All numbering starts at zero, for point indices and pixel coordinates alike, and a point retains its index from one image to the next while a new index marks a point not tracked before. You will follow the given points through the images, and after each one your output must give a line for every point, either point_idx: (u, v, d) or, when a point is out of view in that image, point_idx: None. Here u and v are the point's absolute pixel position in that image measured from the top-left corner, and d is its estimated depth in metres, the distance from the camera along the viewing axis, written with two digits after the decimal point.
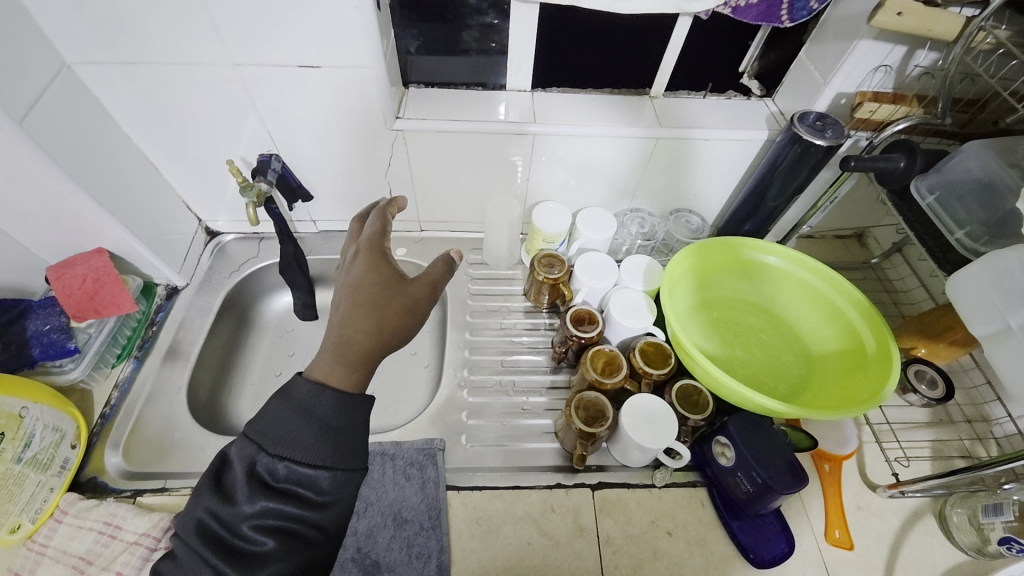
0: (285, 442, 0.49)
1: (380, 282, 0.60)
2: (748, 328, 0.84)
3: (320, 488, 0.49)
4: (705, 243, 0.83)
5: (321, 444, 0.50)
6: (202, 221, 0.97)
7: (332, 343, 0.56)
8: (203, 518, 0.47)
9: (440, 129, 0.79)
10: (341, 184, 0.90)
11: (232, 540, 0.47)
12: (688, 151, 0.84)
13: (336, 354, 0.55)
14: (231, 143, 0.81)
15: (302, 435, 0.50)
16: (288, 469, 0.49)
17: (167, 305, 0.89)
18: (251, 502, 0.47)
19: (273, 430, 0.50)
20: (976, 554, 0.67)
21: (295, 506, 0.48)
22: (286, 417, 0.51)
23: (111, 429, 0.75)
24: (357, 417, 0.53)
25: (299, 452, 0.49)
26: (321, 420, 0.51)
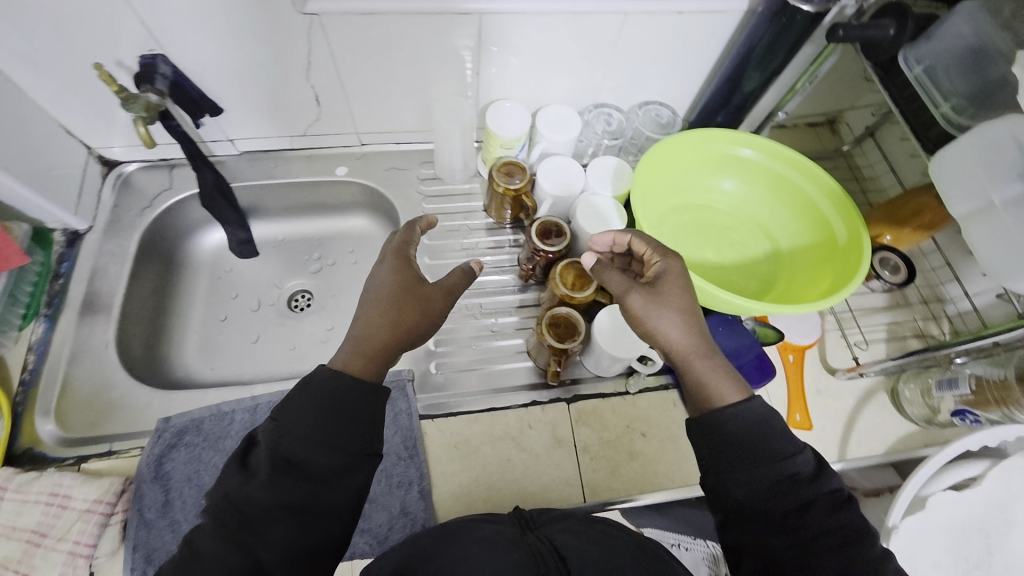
0: (300, 427, 0.46)
1: (402, 283, 0.57)
2: (720, 228, 0.81)
3: (332, 472, 0.46)
4: (675, 138, 0.76)
5: (327, 431, 0.46)
6: (93, 149, 0.80)
7: (355, 335, 0.53)
8: (221, 499, 0.45)
9: (364, 11, 0.64)
10: (254, 92, 0.75)
11: (244, 527, 0.43)
12: (659, 29, 0.73)
13: (356, 344, 0.53)
14: (98, 42, 0.64)
15: (308, 420, 0.46)
16: (302, 455, 0.45)
17: (72, 253, 0.76)
18: (261, 485, 0.44)
19: (282, 412, 0.47)
20: (926, 424, 0.72)
21: (303, 491, 0.44)
22: (294, 401, 0.47)
23: (37, 396, 0.67)
24: (373, 407, 0.48)
25: (308, 437, 0.46)
26: (335, 401, 0.47)
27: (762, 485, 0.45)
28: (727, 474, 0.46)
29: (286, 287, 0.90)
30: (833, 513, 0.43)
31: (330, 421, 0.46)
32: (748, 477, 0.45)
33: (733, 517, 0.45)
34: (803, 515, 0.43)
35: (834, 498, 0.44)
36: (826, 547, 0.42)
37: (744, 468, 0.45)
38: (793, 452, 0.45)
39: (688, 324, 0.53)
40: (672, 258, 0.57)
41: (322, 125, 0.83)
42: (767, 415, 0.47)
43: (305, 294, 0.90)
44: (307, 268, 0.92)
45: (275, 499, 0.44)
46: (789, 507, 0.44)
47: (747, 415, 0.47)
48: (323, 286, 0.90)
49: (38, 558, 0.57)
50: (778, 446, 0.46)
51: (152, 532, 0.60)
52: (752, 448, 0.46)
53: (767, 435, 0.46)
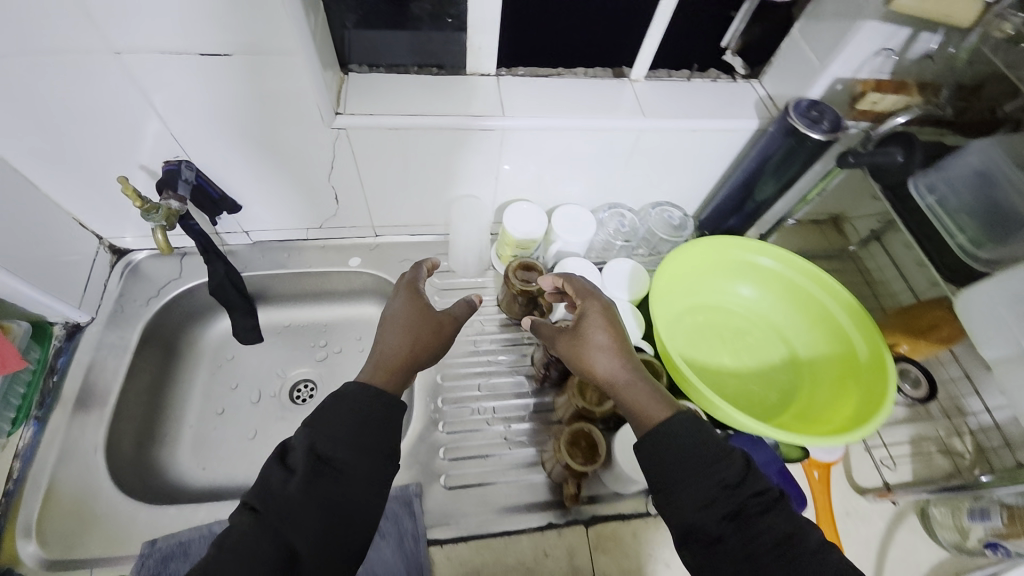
0: (337, 434, 0.50)
1: (411, 306, 0.62)
2: (736, 331, 0.80)
3: (363, 478, 0.50)
4: (691, 244, 0.77)
5: (362, 438, 0.50)
6: (104, 238, 0.79)
7: (380, 351, 0.59)
8: (262, 494, 0.48)
9: (391, 125, 0.66)
10: (274, 190, 0.75)
11: (284, 521, 0.46)
12: (674, 143, 0.76)
13: (378, 359, 0.58)
14: (126, 148, 0.65)
15: (345, 426, 0.50)
16: (338, 458, 0.49)
17: (70, 347, 0.73)
18: (304, 482, 0.48)
19: (327, 416, 0.51)
20: (957, 551, 0.68)
21: (341, 488, 0.49)
22: (336, 408, 0.51)
23: (18, 508, 0.62)
24: (396, 420, 0.53)
25: (348, 443, 0.50)
26: (365, 413, 0.51)
27: (703, 500, 0.48)
28: (665, 492, 0.49)
29: (289, 376, 0.87)
30: (763, 515, 0.47)
31: (369, 428, 0.51)
32: (682, 492, 0.48)
33: (688, 536, 0.48)
34: (739, 522, 0.47)
35: (762, 500, 0.48)
36: (765, 552, 0.46)
37: (678, 484, 0.49)
38: (728, 464, 0.49)
39: (613, 359, 0.57)
40: (591, 298, 0.62)
41: (339, 219, 0.83)
42: (696, 430, 0.51)
43: (308, 384, 0.86)
44: (312, 356, 0.89)
45: (311, 497, 0.47)
46: (718, 515, 0.47)
47: (676, 437, 0.50)
48: (328, 376, 0.88)
49: None
50: (707, 461, 0.49)
51: None
52: (686, 465, 0.49)
53: (700, 449, 0.50)
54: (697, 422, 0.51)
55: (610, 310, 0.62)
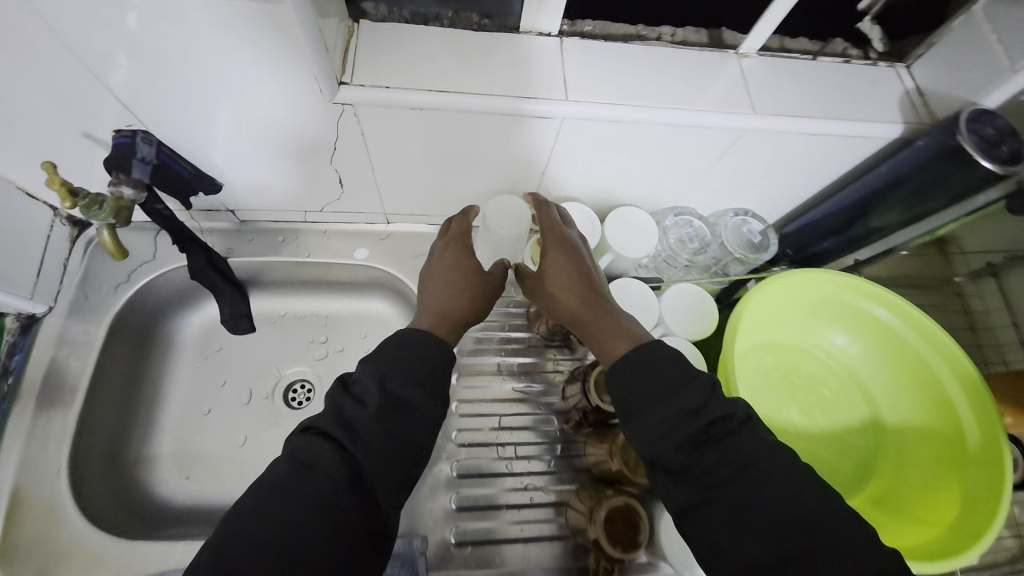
0: (406, 368, 0.45)
1: (450, 256, 0.57)
2: (810, 379, 0.68)
3: (427, 424, 0.44)
4: (778, 278, 0.63)
5: (431, 376, 0.46)
6: (60, 209, 0.65)
7: (435, 301, 0.54)
8: (326, 423, 0.42)
9: (415, 105, 0.49)
10: (260, 167, 0.59)
11: (352, 448, 0.40)
12: (781, 148, 0.58)
13: (435, 307, 0.53)
14: (61, 115, 0.49)
15: (413, 360, 0.46)
16: (407, 393, 0.44)
17: (25, 343, 0.63)
18: (376, 409, 0.42)
19: (394, 350, 0.46)
20: None
21: (408, 426, 0.43)
22: (403, 341, 0.47)
23: None
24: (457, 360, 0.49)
25: (419, 376, 0.45)
26: (429, 347, 0.47)
27: (662, 428, 0.41)
28: (636, 423, 0.42)
29: (284, 374, 0.76)
30: (731, 440, 0.40)
31: (436, 366, 0.46)
32: (654, 418, 0.42)
33: (651, 467, 0.42)
34: (701, 449, 0.40)
35: (731, 424, 0.41)
36: (734, 482, 0.38)
37: (649, 410, 0.42)
38: (694, 387, 0.42)
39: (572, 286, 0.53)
40: (547, 214, 0.57)
41: (343, 204, 0.68)
42: (657, 355, 0.45)
43: (305, 384, 0.76)
44: (310, 353, 0.77)
45: (381, 428, 0.42)
46: (688, 442, 0.40)
47: (639, 364, 0.45)
48: (328, 377, 0.77)
49: None
50: (682, 385, 0.42)
51: None
52: (660, 391, 0.43)
53: (664, 372, 0.44)
54: (660, 350, 0.46)
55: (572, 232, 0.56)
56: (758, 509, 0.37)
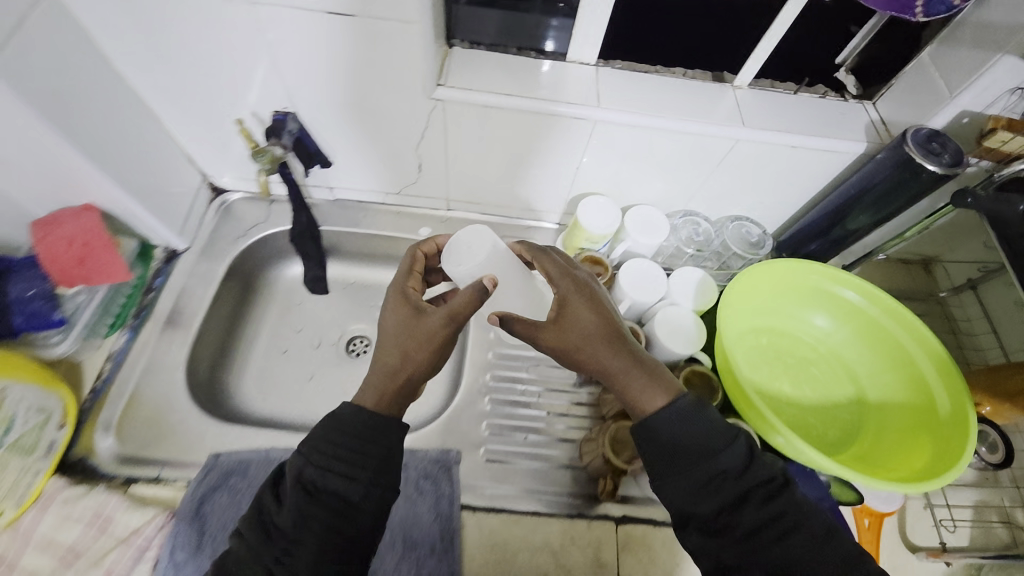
0: (326, 445, 0.47)
1: (399, 316, 0.54)
2: (801, 360, 0.77)
3: (357, 500, 0.46)
4: (769, 264, 0.75)
5: (358, 460, 0.47)
6: (207, 176, 0.86)
7: (384, 367, 0.52)
8: (257, 514, 0.47)
9: (485, 103, 0.67)
10: (363, 151, 0.78)
11: (273, 542, 0.45)
12: (769, 157, 0.73)
13: (377, 376, 0.52)
14: (240, 94, 0.69)
15: (343, 448, 0.47)
16: (329, 482, 0.46)
17: (167, 269, 0.80)
18: (289, 513, 0.45)
19: (318, 440, 0.48)
20: None
21: (328, 515, 0.45)
22: (324, 432, 0.48)
23: (103, 404, 0.68)
24: (391, 445, 0.49)
25: (340, 464, 0.47)
26: (357, 431, 0.48)
27: (695, 496, 0.46)
28: (666, 477, 0.47)
29: (348, 329, 0.91)
30: (768, 503, 0.46)
31: (365, 448, 0.48)
32: (687, 477, 0.46)
33: (684, 524, 0.47)
34: (739, 511, 0.45)
35: (768, 488, 0.47)
36: (773, 541, 0.44)
37: (683, 470, 0.47)
38: (731, 451, 0.47)
39: (596, 349, 0.52)
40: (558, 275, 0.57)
41: (417, 187, 0.86)
42: (694, 419, 0.48)
43: (364, 339, 0.91)
44: (372, 314, 0.93)
45: (300, 521, 0.45)
46: (720, 503, 0.46)
47: (677, 423, 0.48)
48: None
49: None
50: (716, 451, 0.47)
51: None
52: (693, 454, 0.47)
53: (701, 435, 0.47)
54: (700, 415, 0.49)
55: (588, 289, 0.56)
56: (790, 567, 0.43)
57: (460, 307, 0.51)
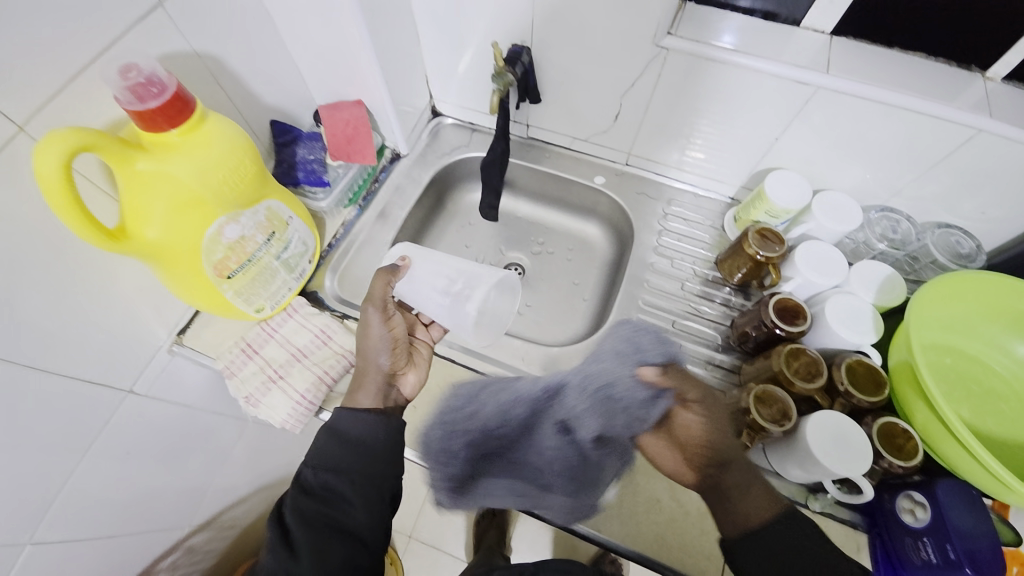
0: (320, 452, 0.59)
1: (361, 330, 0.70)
2: (989, 391, 0.69)
3: (350, 490, 0.57)
4: (980, 276, 0.68)
5: (346, 457, 0.59)
6: (433, 100, 1.03)
7: (359, 376, 0.67)
8: (275, 524, 0.55)
9: (709, 56, 0.71)
10: (571, 94, 0.88)
11: (288, 539, 0.54)
12: (1012, 159, 0.66)
13: (354, 380, 0.66)
14: (492, 24, 0.82)
15: (334, 452, 0.59)
16: (325, 480, 0.57)
17: (390, 168, 0.97)
18: (295, 512, 0.55)
19: (315, 448, 0.59)
20: None
21: (326, 504, 0.56)
22: (322, 439, 0.60)
23: (333, 258, 0.87)
24: (375, 440, 0.60)
25: (332, 466, 0.58)
26: (345, 438, 0.60)
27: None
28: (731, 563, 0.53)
29: (506, 255, 1.03)
30: None
31: (349, 452, 0.59)
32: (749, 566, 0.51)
33: None
34: None
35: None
36: None
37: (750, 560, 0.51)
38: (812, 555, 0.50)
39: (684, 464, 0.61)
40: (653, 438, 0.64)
41: (605, 136, 0.93)
42: (782, 531, 0.51)
43: (519, 267, 1.01)
44: (529, 248, 1.03)
45: (305, 518, 0.54)
46: None
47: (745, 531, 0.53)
48: (535, 267, 1.01)
49: (296, 368, 0.75)
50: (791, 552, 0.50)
51: None
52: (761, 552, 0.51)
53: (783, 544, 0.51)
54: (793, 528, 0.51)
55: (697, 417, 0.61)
56: None
57: (372, 295, 0.68)
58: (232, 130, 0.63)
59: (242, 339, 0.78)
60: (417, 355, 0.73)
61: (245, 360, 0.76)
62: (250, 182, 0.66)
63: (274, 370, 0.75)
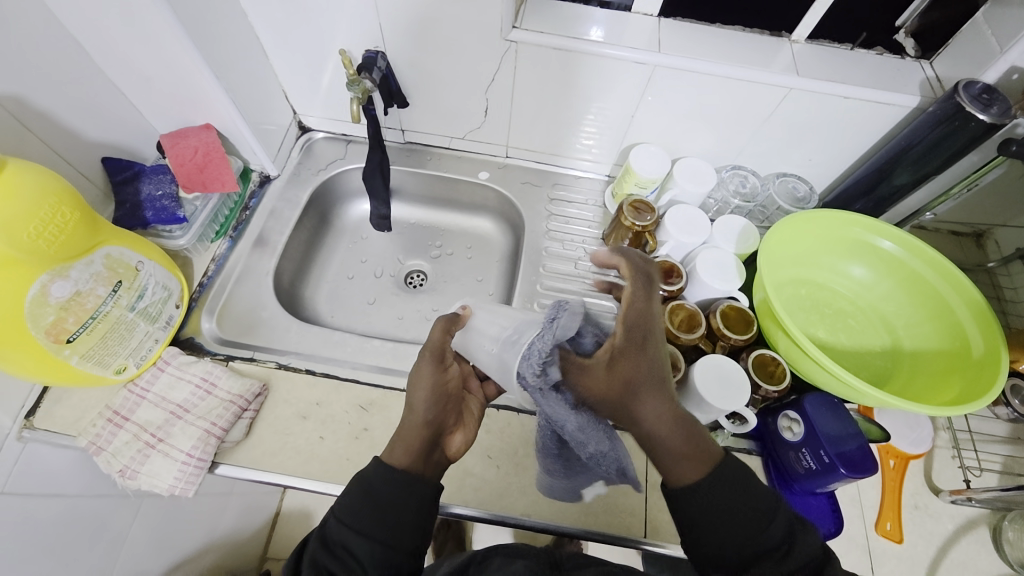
0: (345, 507, 0.50)
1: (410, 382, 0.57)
2: (839, 310, 0.80)
3: (365, 561, 0.47)
4: (814, 213, 0.77)
5: (372, 519, 0.49)
6: (297, 114, 0.97)
7: (404, 436, 0.53)
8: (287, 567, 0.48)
9: (555, 46, 0.75)
10: (438, 94, 0.87)
11: None
12: (820, 110, 0.76)
13: (398, 440, 0.54)
14: (341, 31, 0.79)
15: (356, 508, 0.49)
16: (346, 541, 0.48)
17: (261, 192, 0.91)
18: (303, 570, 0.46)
19: (342, 501, 0.50)
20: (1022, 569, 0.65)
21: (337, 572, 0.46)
22: (352, 490, 0.51)
23: (207, 298, 0.80)
24: (417, 504, 0.51)
25: (355, 525, 0.49)
26: (378, 494, 0.50)
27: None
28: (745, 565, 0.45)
29: (406, 264, 1.00)
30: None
31: (378, 511, 0.50)
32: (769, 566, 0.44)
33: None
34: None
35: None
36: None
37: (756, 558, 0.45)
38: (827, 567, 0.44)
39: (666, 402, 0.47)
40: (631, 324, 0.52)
41: (481, 132, 0.94)
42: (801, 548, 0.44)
43: (421, 274, 0.99)
44: (428, 253, 1.02)
45: None
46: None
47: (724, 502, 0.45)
48: (438, 271, 1.00)
49: (177, 427, 0.67)
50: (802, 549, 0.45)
51: (270, 435, 0.69)
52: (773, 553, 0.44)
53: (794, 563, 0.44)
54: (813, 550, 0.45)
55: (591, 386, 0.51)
56: None
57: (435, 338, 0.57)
58: (44, 176, 0.55)
59: (108, 407, 0.68)
60: (468, 412, 0.63)
61: (113, 432, 0.67)
62: (74, 231, 0.58)
63: (151, 434, 0.67)
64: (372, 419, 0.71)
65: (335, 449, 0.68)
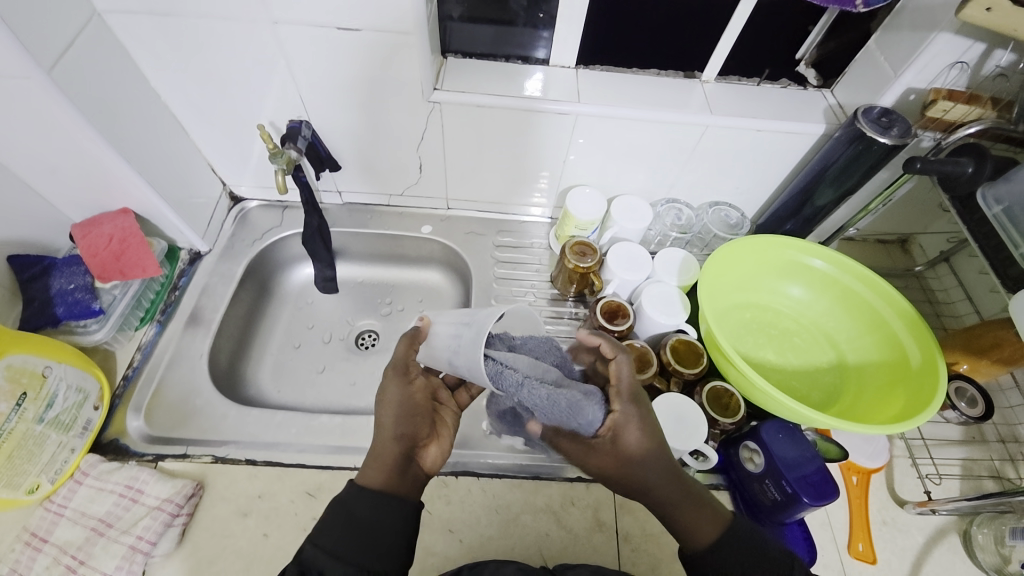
0: (326, 532, 0.48)
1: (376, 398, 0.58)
2: (784, 331, 0.82)
3: None
4: (747, 239, 0.79)
5: (352, 542, 0.47)
6: (227, 185, 0.94)
7: (376, 453, 0.53)
8: None
9: (477, 103, 0.76)
10: (370, 155, 0.87)
11: None
12: (737, 142, 0.80)
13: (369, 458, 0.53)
14: (261, 104, 0.78)
15: (336, 535, 0.47)
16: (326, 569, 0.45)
17: (191, 270, 0.87)
18: None
19: (322, 528, 0.48)
20: None
21: None
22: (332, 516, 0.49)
23: (133, 392, 0.74)
24: (399, 521, 0.50)
25: (336, 550, 0.47)
26: (358, 516, 0.49)
27: None
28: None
29: (356, 325, 0.97)
30: None
31: (358, 534, 0.48)
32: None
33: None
34: None
35: None
36: None
37: None
38: None
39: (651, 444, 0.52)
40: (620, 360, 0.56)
41: (419, 187, 0.94)
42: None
43: (372, 333, 0.96)
44: (378, 310, 0.99)
45: None
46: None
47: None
48: (389, 329, 0.97)
49: (99, 546, 0.61)
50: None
51: (209, 539, 0.63)
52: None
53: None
54: None
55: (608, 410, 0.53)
56: None
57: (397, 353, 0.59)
58: None
59: (22, 531, 0.62)
60: (442, 424, 0.61)
61: (33, 556, 0.60)
62: None
63: (72, 557, 0.60)
64: (321, 506, 0.66)
65: (281, 545, 0.63)
